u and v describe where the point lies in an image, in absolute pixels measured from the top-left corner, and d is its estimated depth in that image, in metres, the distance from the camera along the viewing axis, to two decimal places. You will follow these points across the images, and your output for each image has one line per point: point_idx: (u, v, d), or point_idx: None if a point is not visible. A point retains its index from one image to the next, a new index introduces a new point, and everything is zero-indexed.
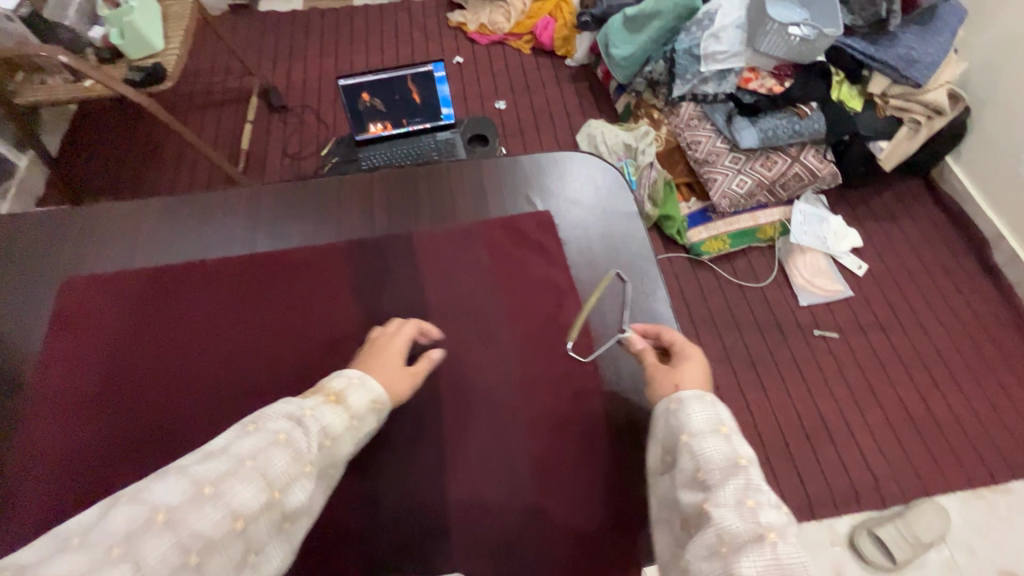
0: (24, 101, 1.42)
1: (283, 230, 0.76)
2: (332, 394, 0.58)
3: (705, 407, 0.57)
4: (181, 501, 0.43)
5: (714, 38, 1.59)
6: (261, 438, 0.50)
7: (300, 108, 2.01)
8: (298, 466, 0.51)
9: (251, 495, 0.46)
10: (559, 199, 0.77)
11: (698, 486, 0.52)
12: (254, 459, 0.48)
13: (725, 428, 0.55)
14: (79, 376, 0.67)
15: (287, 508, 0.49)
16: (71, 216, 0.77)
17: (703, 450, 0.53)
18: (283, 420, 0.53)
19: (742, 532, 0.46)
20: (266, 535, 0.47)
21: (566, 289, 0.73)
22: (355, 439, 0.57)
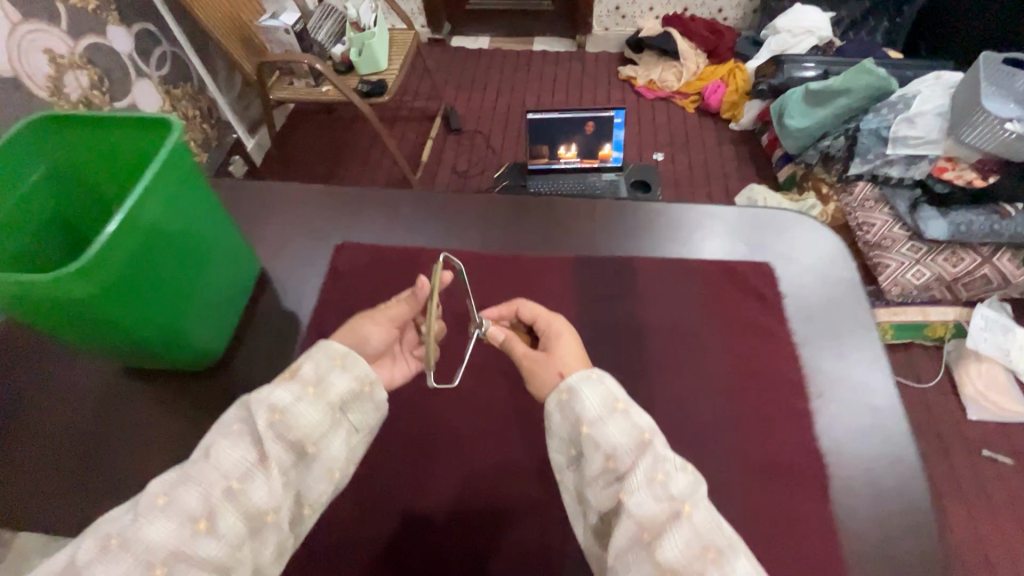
0: (276, 97, 1.73)
1: (507, 236, 0.82)
2: (286, 370, 0.50)
3: (594, 384, 0.50)
4: (130, 523, 0.40)
5: (908, 123, 1.55)
6: (213, 437, 0.45)
7: (473, 132, 2.22)
8: (257, 463, 0.44)
9: (198, 498, 0.41)
10: (776, 252, 0.78)
11: (608, 477, 0.46)
12: (200, 460, 0.43)
13: (628, 405, 0.49)
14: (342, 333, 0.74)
15: (250, 504, 0.43)
16: (333, 192, 0.89)
17: (608, 439, 0.47)
18: (233, 409, 0.47)
19: (658, 511, 0.43)
20: (239, 537, 0.42)
21: (785, 342, 0.69)
22: (331, 407, 0.50)
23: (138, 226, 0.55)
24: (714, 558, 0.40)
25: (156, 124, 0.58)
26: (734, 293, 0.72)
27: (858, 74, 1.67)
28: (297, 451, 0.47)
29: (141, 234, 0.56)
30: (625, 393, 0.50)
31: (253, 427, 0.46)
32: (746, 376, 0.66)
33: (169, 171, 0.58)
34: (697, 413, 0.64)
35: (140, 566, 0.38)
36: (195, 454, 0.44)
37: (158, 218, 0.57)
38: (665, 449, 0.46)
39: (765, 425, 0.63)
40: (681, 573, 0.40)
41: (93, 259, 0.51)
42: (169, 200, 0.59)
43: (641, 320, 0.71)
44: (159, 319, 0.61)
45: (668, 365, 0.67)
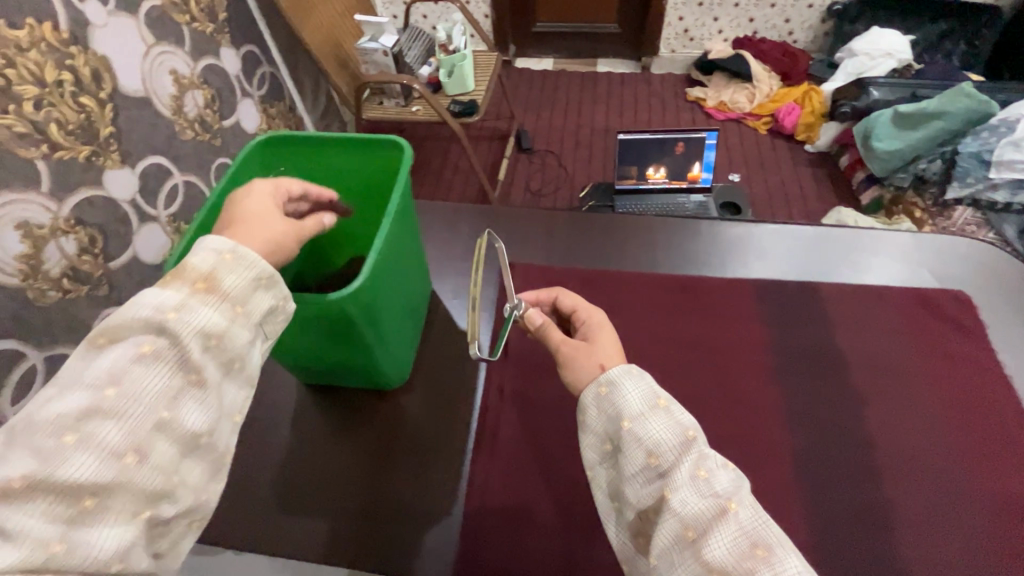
0: (369, 117, 1.77)
1: (677, 259, 0.82)
2: (201, 278, 0.44)
3: (635, 379, 0.47)
4: (39, 462, 0.35)
5: (1015, 146, 1.49)
6: (121, 361, 0.40)
7: (544, 152, 2.23)
8: (179, 381, 0.41)
9: (128, 430, 0.38)
10: (963, 281, 0.76)
11: (649, 470, 0.44)
12: (115, 388, 0.39)
13: (669, 402, 0.46)
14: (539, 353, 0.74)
15: (190, 428, 0.41)
16: (487, 212, 0.90)
17: (650, 435, 0.44)
18: (140, 327, 0.41)
19: (705, 508, 0.41)
20: (177, 459, 0.40)
21: (996, 374, 0.67)
22: (246, 314, 0.45)
23: (387, 247, 0.58)
24: (765, 556, 0.39)
25: (393, 144, 0.61)
26: (933, 321, 0.71)
27: (956, 97, 1.65)
28: (226, 367, 0.44)
29: (386, 254, 0.58)
30: (667, 391, 0.48)
31: (169, 349, 0.41)
32: (963, 408, 0.64)
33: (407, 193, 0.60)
34: (918, 446, 0.62)
35: (64, 503, 0.35)
36: (102, 380, 0.39)
37: (395, 238, 0.60)
38: (711, 448, 0.44)
39: (995, 461, 0.61)
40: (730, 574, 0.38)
41: (357, 288, 0.53)
42: (403, 219, 0.61)
43: (840, 348, 0.69)
44: (382, 333, 0.63)
45: (877, 394, 0.66)
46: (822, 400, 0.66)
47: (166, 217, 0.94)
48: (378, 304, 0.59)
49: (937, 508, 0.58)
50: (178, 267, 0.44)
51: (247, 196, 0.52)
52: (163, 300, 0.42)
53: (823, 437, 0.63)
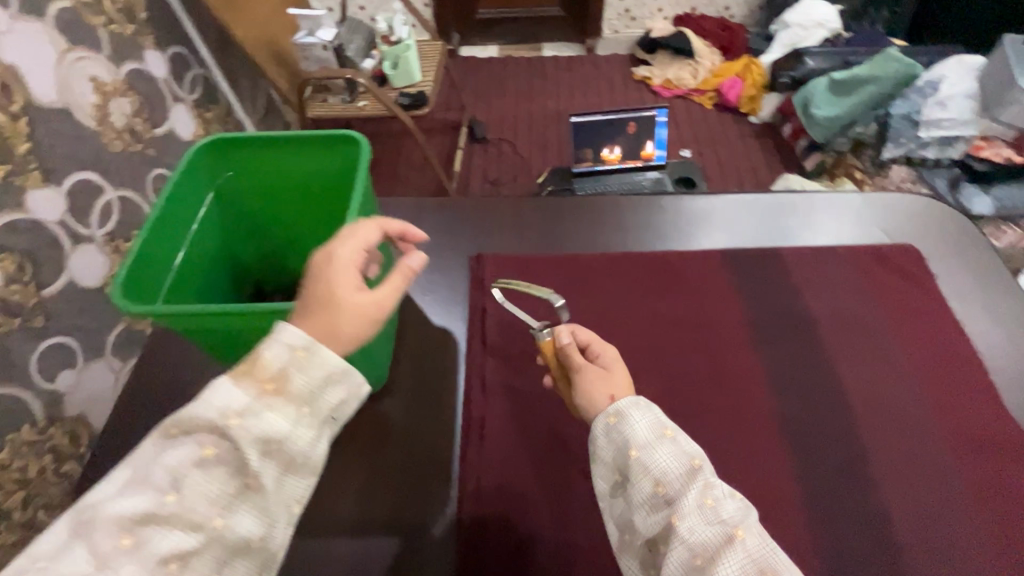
0: (313, 116, 1.70)
1: (647, 238, 0.82)
2: (270, 378, 0.43)
3: (643, 412, 0.49)
4: (92, 568, 0.36)
5: (939, 105, 1.60)
6: (182, 463, 0.40)
7: (498, 140, 2.20)
8: (234, 485, 0.41)
9: (178, 537, 0.39)
10: (914, 236, 0.80)
11: (657, 498, 0.45)
12: (173, 493, 0.39)
13: (677, 435, 0.48)
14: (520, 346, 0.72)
15: (240, 534, 0.41)
16: (451, 206, 0.87)
17: (657, 464, 0.46)
18: (205, 429, 0.41)
19: (710, 538, 0.42)
20: (222, 561, 0.40)
21: (949, 319, 0.71)
22: (309, 415, 0.44)
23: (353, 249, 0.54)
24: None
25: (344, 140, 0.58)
26: (889, 275, 0.74)
27: (886, 62, 1.73)
28: (283, 468, 0.43)
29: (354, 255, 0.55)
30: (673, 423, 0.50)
31: (228, 452, 0.41)
32: (924, 353, 0.68)
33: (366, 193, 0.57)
34: (886, 394, 0.65)
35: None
36: (161, 482, 0.40)
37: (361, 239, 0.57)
38: (719, 477, 0.46)
39: (955, 400, 0.64)
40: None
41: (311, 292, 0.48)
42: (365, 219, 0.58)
43: (808, 310, 0.72)
44: (356, 340, 0.60)
45: (845, 349, 0.68)
46: (795, 361, 0.68)
47: (102, 236, 0.87)
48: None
49: (908, 450, 0.61)
50: (251, 362, 0.43)
51: (325, 284, 0.47)
52: (227, 400, 0.42)
53: (799, 395, 0.65)
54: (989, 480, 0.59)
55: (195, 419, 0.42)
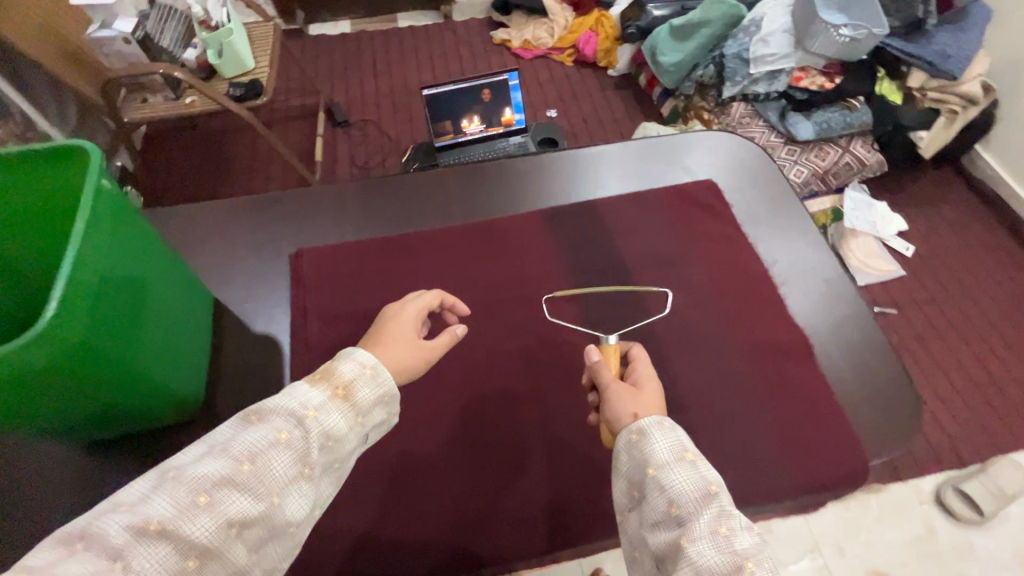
0: (132, 119, 1.50)
1: (470, 206, 0.82)
2: (342, 386, 0.52)
3: (667, 433, 0.52)
4: (176, 513, 0.42)
5: (762, 43, 1.72)
6: (257, 440, 0.47)
7: (362, 122, 2.09)
8: (295, 470, 0.48)
9: (246, 503, 0.45)
10: (715, 169, 0.86)
11: (671, 520, 0.48)
12: (251, 464, 0.46)
13: (693, 457, 0.51)
14: (344, 338, 0.68)
15: (287, 516, 0.47)
16: (262, 203, 0.81)
17: (674, 484, 0.49)
18: (282, 417, 0.49)
19: (720, 564, 0.44)
20: (264, 537, 0.46)
21: (743, 243, 0.77)
22: (357, 430, 0.53)
23: (94, 261, 0.50)
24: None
25: (77, 150, 0.56)
26: (689, 209, 0.79)
27: (713, 6, 1.81)
28: (329, 467, 0.51)
29: (95, 268, 0.50)
30: (695, 448, 0.53)
31: (296, 441, 0.48)
32: (721, 278, 0.73)
33: (102, 201, 0.53)
34: (690, 322, 0.70)
35: (174, 558, 0.41)
36: (241, 454, 0.46)
37: (107, 251, 0.52)
38: (728, 501, 0.49)
39: (748, 314, 0.71)
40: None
41: (50, 321, 0.45)
42: (110, 231, 0.54)
43: (623, 256, 0.75)
44: (135, 372, 0.55)
45: (653, 287, 0.73)
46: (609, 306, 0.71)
47: None
48: (106, 335, 0.51)
49: (709, 369, 0.67)
50: (330, 370, 0.53)
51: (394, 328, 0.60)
52: (303, 399, 0.51)
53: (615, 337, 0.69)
54: (776, 383, 0.66)
55: (277, 407, 0.50)
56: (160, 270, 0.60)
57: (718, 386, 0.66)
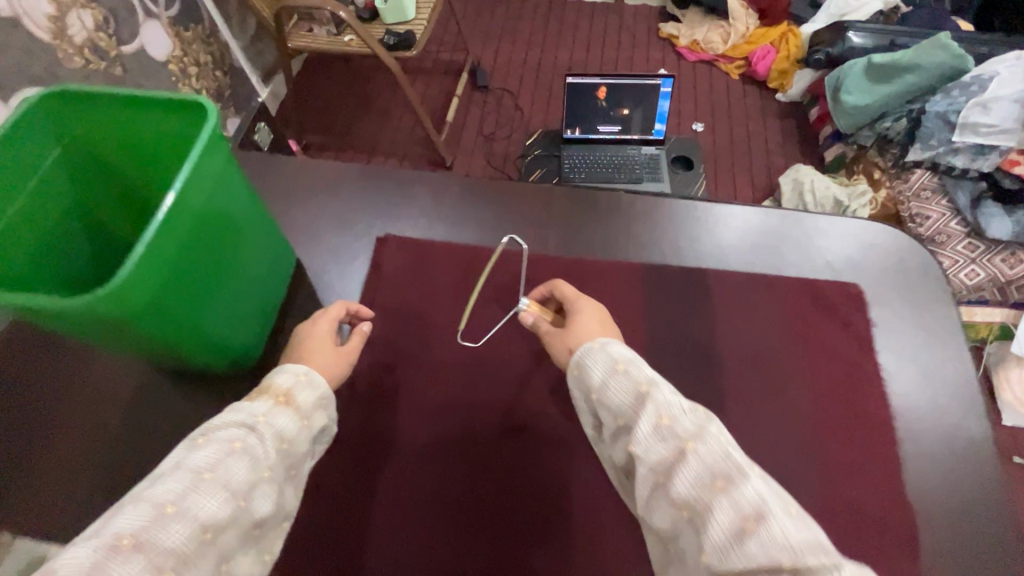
0: (294, 46, 1.60)
1: (573, 237, 0.76)
2: (281, 394, 0.56)
3: (595, 356, 0.57)
4: (147, 525, 0.41)
5: (981, 108, 1.41)
6: (208, 454, 0.47)
7: (501, 90, 2.05)
8: (253, 472, 0.49)
9: (217, 506, 0.45)
10: (863, 274, 0.74)
11: (623, 433, 0.53)
12: (211, 471, 0.46)
13: (626, 367, 0.55)
14: (419, 348, 0.73)
15: (258, 515, 0.48)
16: (377, 180, 0.82)
17: (612, 403, 0.54)
18: (230, 428, 0.50)
19: (664, 456, 0.48)
20: (235, 541, 0.46)
21: (868, 374, 0.66)
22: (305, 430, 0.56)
23: (174, 229, 0.51)
24: (723, 486, 0.45)
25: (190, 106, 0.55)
26: (816, 314, 0.68)
27: (931, 49, 1.52)
28: (286, 471, 0.53)
29: (176, 235, 0.51)
30: (626, 356, 0.58)
31: (253, 444, 0.50)
32: (828, 409, 0.64)
33: (206, 154, 0.54)
34: (774, 450, 0.62)
35: (148, 569, 0.40)
36: (201, 464, 0.46)
37: (193, 216, 0.53)
38: (665, 394, 0.52)
39: (846, 462, 0.62)
40: (696, 506, 0.45)
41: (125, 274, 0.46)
42: (205, 195, 0.55)
43: (714, 342, 0.68)
44: (184, 334, 0.56)
45: (743, 393, 0.65)
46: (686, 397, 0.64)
47: None
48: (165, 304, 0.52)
49: None
50: (265, 381, 0.56)
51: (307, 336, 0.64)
52: (249, 410, 0.52)
53: None
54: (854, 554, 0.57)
55: (223, 424, 0.50)
56: (242, 234, 0.62)
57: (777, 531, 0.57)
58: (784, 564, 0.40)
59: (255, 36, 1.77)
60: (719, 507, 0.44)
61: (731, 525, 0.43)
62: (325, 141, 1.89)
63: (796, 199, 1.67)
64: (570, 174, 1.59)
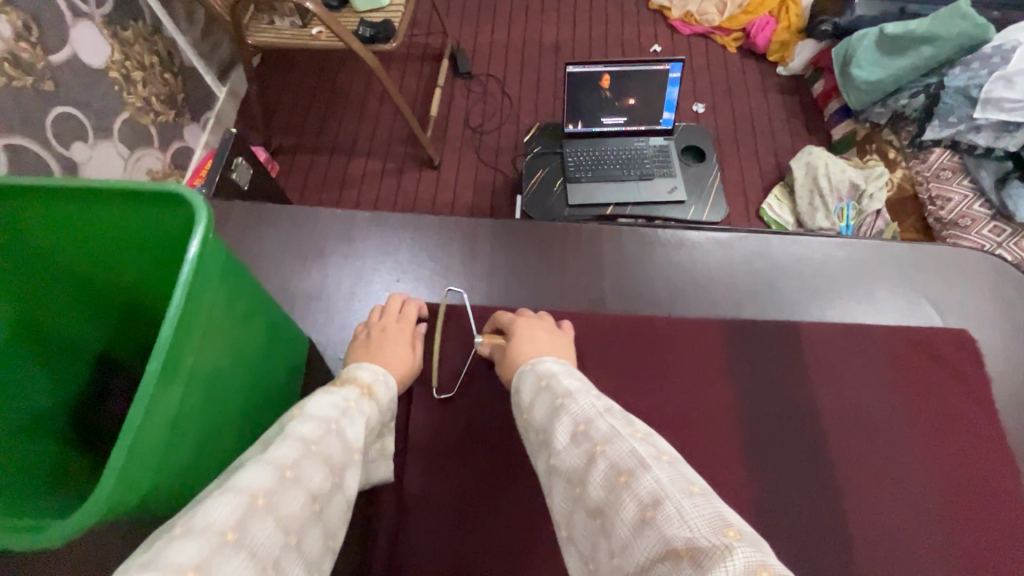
0: (255, 42, 1.41)
1: (636, 288, 0.68)
2: (364, 386, 0.51)
3: (528, 376, 0.50)
4: (265, 490, 0.37)
5: (1005, 83, 1.33)
6: (313, 426, 0.43)
7: (485, 77, 1.86)
8: (349, 454, 0.44)
9: (322, 478, 0.41)
10: (961, 311, 0.67)
11: (544, 449, 0.45)
12: (319, 444, 0.42)
13: (551, 382, 0.48)
14: (462, 440, 0.58)
15: (351, 493, 0.43)
16: (402, 232, 0.73)
17: (531, 414, 0.47)
18: (329, 406, 0.45)
19: (576, 462, 0.41)
20: (339, 519, 0.42)
21: (994, 439, 0.57)
22: (380, 424, 0.51)
23: (171, 377, 0.38)
24: (627, 481, 0.37)
25: (172, 199, 0.40)
26: (928, 368, 0.60)
27: (950, 19, 1.42)
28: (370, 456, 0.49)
29: (172, 384, 0.38)
30: (553, 368, 0.49)
31: (351, 424, 0.46)
32: (960, 488, 0.54)
33: (209, 265, 0.41)
34: (911, 549, 0.51)
35: (278, 532, 0.36)
36: (309, 434, 0.42)
37: (189, 352, 0.40)
38: (581, 400, 0.44)
39: (996, 558, 0.51)
40: (605, 508, 0.37)
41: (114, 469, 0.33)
42: (200, 313, 0.40)
43: (819, 414, 0.57)
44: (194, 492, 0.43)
45: (861, 476, 0.54)
46: (797, 489, 0.53)
47: None
48: (169, 469, 0.39)
49: None
50: (348, 370, 0.51)
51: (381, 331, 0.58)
52: (340, 393, 0.48)
53: (802, 537, 0.51)
54: None
55: (319, 399, 0.46)
56: (244, 339, 0.48)
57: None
58: (680, 551, 0.32)
59: (205, 29, 1.53)
60: (624, 504, 0.36)
61: (632, 521, 0.35)
62: (296, 144, 1.71)
63: (810, 184, 1.58)
64: (576, 174, 1.45)
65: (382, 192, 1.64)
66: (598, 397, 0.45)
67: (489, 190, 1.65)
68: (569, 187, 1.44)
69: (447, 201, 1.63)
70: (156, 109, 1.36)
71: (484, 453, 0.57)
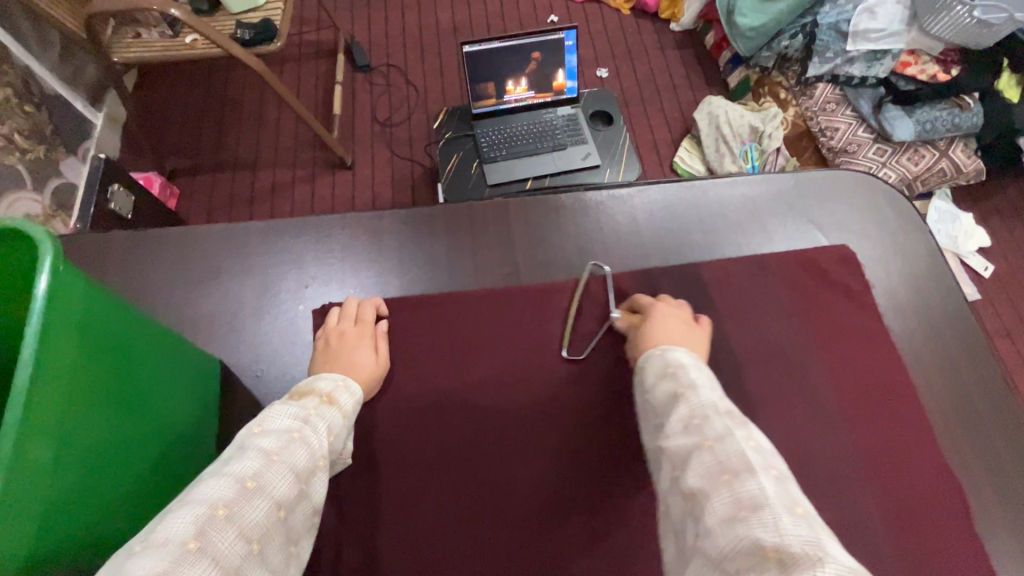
0: (122, 59, 1.29)
1: (547, 255, 0.69)
2: (325, 394, 0.49)
3: (658, 362, 0.50)
4: (228, 500, 0.36)
5: (869, 14, 1.43)
6: (274, 437, 0.42)
7: (386, 67, 1.81)
8: (315, 460, 0.43)
9: (287, 485, 0.39)
10: (845, 225, 0.74)
11: (654, 431, 0.46)
12: (281, 454, 0.41)
13: (677, 369, 0.47)
14: (396, 434, 0.57)
15: (317, 500, 0.42)
16: (308, 235, 0.70)
17: (652, 396, 0.48)
18: (289, 416, 0.44)
19: (684, 448, 0.41)
20: (303, 526, 0.41)
21: (880, 340, 0.62)
22: (347, 429, 0.50)
23: (42, 422, 0.35)
24: (730, 479, 0.37)
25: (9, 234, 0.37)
26: (819, 287, 0.64)
27: None
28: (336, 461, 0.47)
29: (47, 428, 0.35)
30: (681, 360, 0.49)
31: (315, 430, 0.44)
32: (855, 388, 0.59)
33: (63, 305, 0.38)
34: (819, 452, 0.55)
35: (239, 543, 0.35)
36: (269, 446, 0.41)
37: (60, 391, 0.37)
38: (703, 394, 0.44)
39: (890, 443, 0.56)
40: (698, 497, 0.38)
41: None
42: (66, 352, 0.38)
43: (728, 347, 0.60)
44: (93, 541, 0.40)
45: (771, 397, 0.58)
46: None
47: None
48: (56, 519, 0.36)
49: (842, 517, 0.53)
50: (307, 380, 0.50)
51: (342, 343, 0.57)
52: (299, 402, 0.46)
53: None
54: (924, 544, 0.52)
55: (276, 410, 0.44)
56: (136, 372, 0.46)
57: (862, 543, 0.52)
58: (765, 551, 0.32)
59: (63, 53, 1.39)
60: (716, 497, 0.36)
61: (723, 515, 0.35)
62: (194, 165, 1.60)
63: (714, 132, 1.65)
64: (490, 153, 1.45)
65: (297, 202, 1.57)
66: (720, 398, 0.44)
67: (408, 183, 1.62)
68: (486, 168, 1.44)
69: (367, 201, 1.58)
70: (19, 146, 1.22)
71: (419, 444, 0.56)
